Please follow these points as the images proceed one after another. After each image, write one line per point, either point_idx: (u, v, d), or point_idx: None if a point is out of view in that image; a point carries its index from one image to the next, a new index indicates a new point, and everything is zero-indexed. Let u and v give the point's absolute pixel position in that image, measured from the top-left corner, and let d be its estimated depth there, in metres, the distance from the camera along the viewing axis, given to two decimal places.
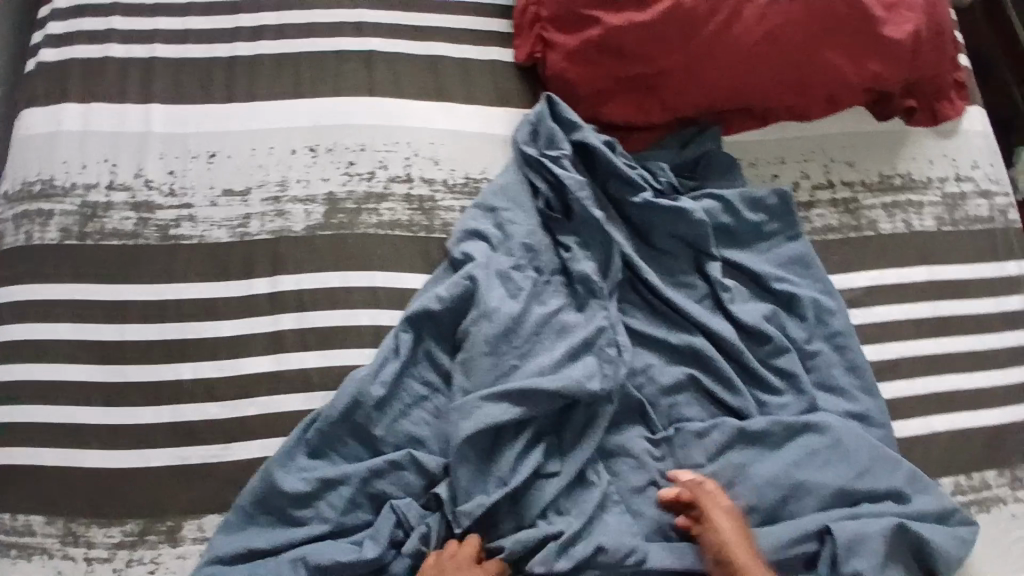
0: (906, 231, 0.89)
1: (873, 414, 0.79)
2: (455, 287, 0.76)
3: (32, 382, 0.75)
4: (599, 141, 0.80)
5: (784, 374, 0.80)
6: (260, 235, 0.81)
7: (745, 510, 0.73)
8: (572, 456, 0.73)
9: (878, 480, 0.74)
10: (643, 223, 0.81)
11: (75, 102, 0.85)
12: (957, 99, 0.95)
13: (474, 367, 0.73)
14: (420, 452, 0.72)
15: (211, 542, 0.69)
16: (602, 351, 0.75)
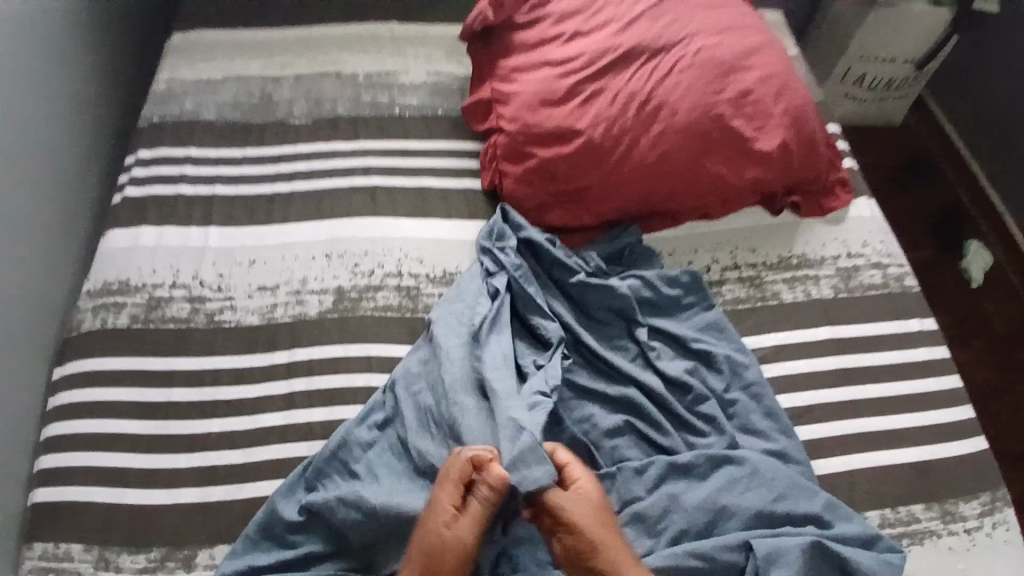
0: (807, 300, 1.07)
1: (796, 456, 0.91)
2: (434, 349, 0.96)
3: (94, 434, 0.96)
4: (540, 238, 1.05)
5: (708, 419, 0.93)
6: (284, 318, 1.04)
7: (677, 534, 0.83)
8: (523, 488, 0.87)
9: (795, 502, 0.84)
10: (580, 299, 1.03)
11: (150, 225, 1.15)
12: (841, 193, 1.19)
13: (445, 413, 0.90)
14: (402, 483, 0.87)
15: (220, 564, 0.84)
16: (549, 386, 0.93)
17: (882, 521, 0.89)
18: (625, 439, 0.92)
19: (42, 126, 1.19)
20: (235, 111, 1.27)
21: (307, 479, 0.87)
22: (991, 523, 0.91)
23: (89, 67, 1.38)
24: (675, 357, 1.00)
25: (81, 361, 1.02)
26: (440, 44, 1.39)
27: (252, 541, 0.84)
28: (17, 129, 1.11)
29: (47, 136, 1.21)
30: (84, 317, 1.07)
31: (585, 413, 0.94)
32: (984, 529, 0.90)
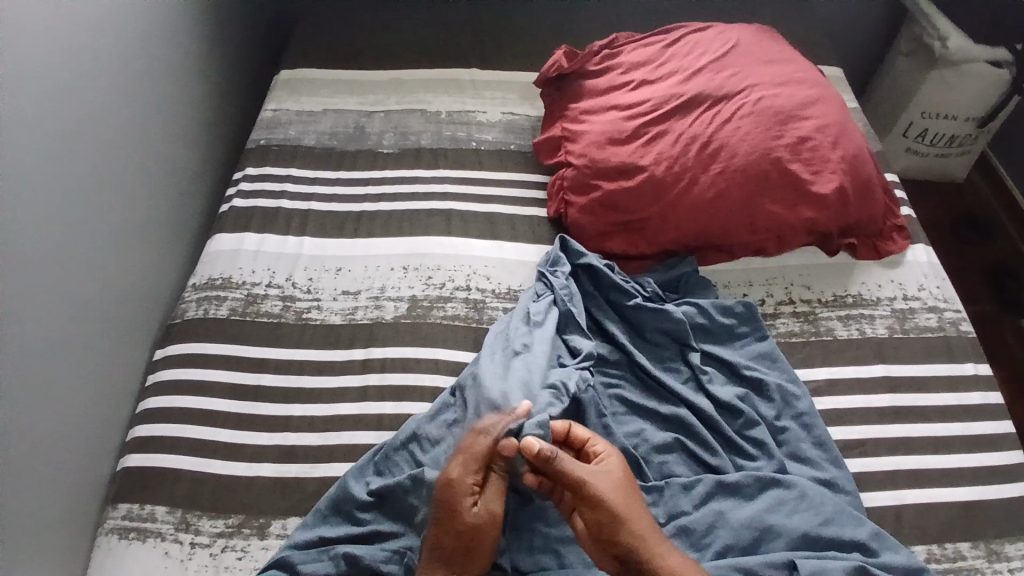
0: (861, 337, 1.09)
1: (850, 488, 0.91)
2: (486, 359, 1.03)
3: (189, 408, 1.08)
4: (600, 263, 1.12)
5: (757, 443, 0.96)
6: (363, 320, 1.15)
7: (723, 549, 0.85)
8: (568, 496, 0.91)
9: (843, 528, 0.85)
10: (636, 321, 1.09)
11: (252, 232, 1.30)
12: (898, 239, 1.22)
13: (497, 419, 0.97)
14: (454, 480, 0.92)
15: (292, 535, 0.92)
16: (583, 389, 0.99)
17: (929, 555, 0.88)
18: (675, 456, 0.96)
19: (160, 140, 1.39)
20: (332, 139, 1.44)
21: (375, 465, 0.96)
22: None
23: (207, 99, 1.60)
24: (723, 379, 1.04)
25: (184, 343, 1.16)
26: (517, 88, 1.53)
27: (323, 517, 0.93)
28: (140, 139, 1.31)
29: (165, 149, 1.41)
30: (188, 306, 1.21)
31: (634, 431, 0.98)
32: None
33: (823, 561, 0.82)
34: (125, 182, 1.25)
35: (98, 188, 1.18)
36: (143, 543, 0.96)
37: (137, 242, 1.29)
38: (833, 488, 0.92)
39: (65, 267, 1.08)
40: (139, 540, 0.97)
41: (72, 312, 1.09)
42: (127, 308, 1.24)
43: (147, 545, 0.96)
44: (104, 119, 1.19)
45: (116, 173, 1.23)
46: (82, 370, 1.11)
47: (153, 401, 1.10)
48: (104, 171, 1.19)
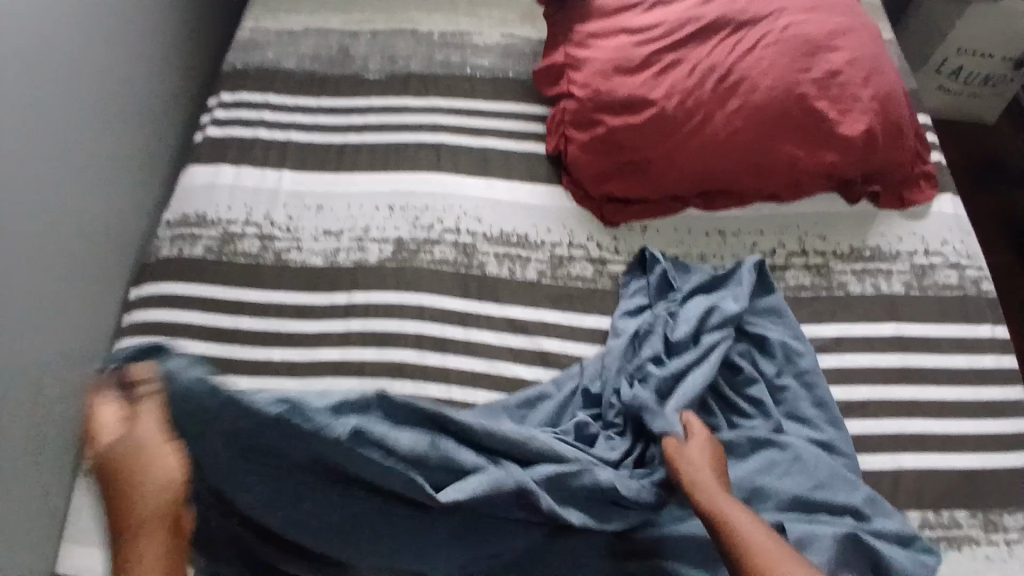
0: (875, 294, 1.03)
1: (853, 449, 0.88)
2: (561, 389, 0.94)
3: (165, 351, 1.04)
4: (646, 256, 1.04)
5: (755, 402, 0.91)
6: (345, 262, 1.08)
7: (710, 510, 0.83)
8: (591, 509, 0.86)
9: (837, 492, 0.82)
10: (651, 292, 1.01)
11: (229, 165, 1.21)
12: (924, 188, 1.12)
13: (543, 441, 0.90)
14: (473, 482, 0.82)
15: None
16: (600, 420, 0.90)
17: (922, 521, 0.86)
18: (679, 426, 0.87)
19: (132, 61, 1.27)
20: (315, 63, 1.32)
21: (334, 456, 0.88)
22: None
23: (180, 15, 1.46)
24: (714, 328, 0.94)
25: (160, 284, 1.10)
26: (518, 8, 1.38)
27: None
28: (112, 62, 1.20)
29: (138, 72, 1.29)
30: (161, 244, 1.14)
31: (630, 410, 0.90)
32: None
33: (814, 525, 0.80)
34: (92, 106, 1.14)
35: (65, 113, 1.07)
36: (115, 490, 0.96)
37: (111, 174, 1.21)
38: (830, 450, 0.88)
39: (33, 198, 1.00)
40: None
41: (44, 248, 1.03)
42: (102, 244, 1.17)
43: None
44: (68, 34, 1.07)
45: (84, 95, 1.12)
46: (57, 310, 1.06)
47: (130, 342, 1.06)
48: (73, 92, 1.09)
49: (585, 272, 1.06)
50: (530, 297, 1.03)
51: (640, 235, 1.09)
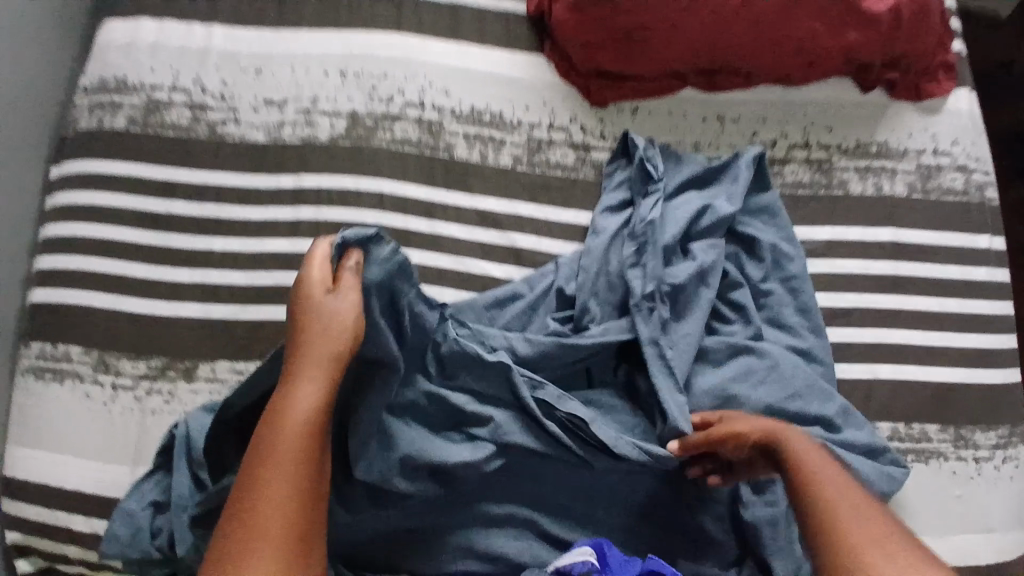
0: (875, 195, 0.95)
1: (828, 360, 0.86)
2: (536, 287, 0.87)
3: (94, 238, 0.92)
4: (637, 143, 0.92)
5: (736, 307, 0.86)
6: (291, 139, 0.94)
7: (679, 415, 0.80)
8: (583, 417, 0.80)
9: (811, 402, 0.81)
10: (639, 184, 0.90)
11: (149, 16, 1.00)
12: (944, 79, 1.01)
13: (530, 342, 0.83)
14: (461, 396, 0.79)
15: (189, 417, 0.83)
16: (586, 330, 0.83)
17: (892, 433, 0.87)
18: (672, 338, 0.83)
19: None
20: None
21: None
22: (1002, 457, 0.89)
23: None
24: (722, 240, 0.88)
25: (80, 162, 0.96)
26: None
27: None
28: None
29: None
30: (78, 114, 0.98)
31: (621, 323, 0.83)
32: (993, 461, 0.88)
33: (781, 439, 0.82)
34: None
35: None
36: (58, 389, 0.89)
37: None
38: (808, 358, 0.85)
39: None
40: (56, 381, 0.89)
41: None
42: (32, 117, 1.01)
43: (66, 387, 0.89)
44: None
45: None
46: None
47: (55, 230, 0.94)
48: None
49: (566, 159, 0.94)
50: (504, 187, 0.92)
51: (629, 118, 0.96)
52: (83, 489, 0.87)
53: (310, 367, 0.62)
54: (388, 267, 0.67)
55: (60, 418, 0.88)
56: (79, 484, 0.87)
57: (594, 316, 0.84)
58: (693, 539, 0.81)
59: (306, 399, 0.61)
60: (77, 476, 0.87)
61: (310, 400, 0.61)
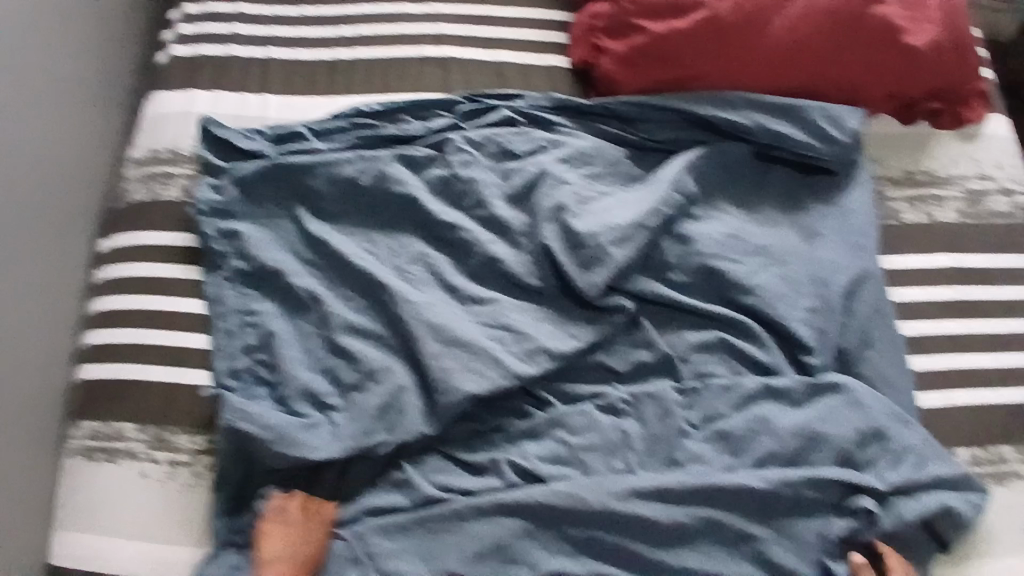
0: (928, 223, 0.95)
1: (839, 119, 0.91)
2: (622, 233, 0.86)
3: (149, 309, 0.88)
4: (788, 105, 0.91)
5: (769, 134, 0.92)
6: (328, 189, 0.92)
7: (596, 207, 0.89)
8: (540, 212, 0.89)
9: (775, 141, 0.92)
10: (731, 127, 0.92)
11: (201, 89, 1.04)
12: (979, 107, 1.01)
13: (513, 189, 0.92)
14: (428, 182, 0.93)
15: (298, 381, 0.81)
16: (567, 154, 0.93)
17: (974, 460, 0.86)
18: (643, 174, 0.94)
19: None
20: None
21: (245, 183, 0.92)
22: None
23: None
24: (738, 117, 0.92)
25: (133, 234, 0.93)
26: None
27: (328, 285, 0.88)
28: None
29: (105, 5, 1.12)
30: (131, 187, 0.97)
31: (659, 175, 0.90)
32: None
33: (878, 317, 0.86)
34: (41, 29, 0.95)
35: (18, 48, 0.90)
36: (107, 470, 0.81)
37: (67, 108, 1.02)
38: (905, 365, 0.86)
39: None
40: (110, 461, 0.81)
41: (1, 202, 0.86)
42: (68, 189, 1.01)
43: (121, 467, 0.81)
44: None
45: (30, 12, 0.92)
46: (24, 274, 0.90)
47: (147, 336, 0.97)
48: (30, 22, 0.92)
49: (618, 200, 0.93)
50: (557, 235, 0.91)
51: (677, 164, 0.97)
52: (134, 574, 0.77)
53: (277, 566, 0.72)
54: (286, 252, 0.90)
55: (115, 499, 0.80)
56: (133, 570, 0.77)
57: (566, 126, 0.97)
58: None
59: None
60: (125, 561, 0.78)
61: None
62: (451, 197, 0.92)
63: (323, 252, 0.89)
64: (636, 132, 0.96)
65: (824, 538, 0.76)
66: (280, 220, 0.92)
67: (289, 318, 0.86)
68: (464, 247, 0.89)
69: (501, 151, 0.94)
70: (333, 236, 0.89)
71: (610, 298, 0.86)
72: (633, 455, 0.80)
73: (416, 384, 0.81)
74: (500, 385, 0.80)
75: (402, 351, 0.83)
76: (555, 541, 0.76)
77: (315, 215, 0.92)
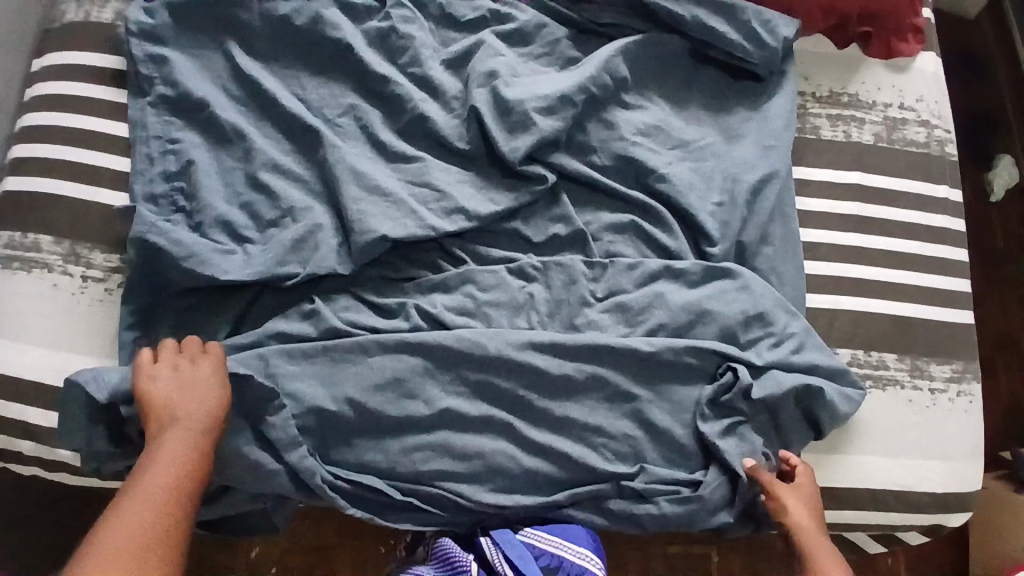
0: (844, 141, 1.00)
1: (775, 22, 0.94)
2: (548, 104, 0.88)
3: (68, 127, 0.86)
4: (728, 2, 0.93)
5: (706, 29, 0.93)
6: (270, 29, 0.90)
7: (529, 80, 0.90)
8: (473, 77, 0.90)
9: (712, 36, 0.94)
10: (670, 18, 0.94)
11: None
12: (913, 41, 1.04)
13: (451, 54, 0.92)
14: (369, 35, 0.92)
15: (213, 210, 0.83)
16: (508, 29, 0.94)
17: (852, 359, 0.92)
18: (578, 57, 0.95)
19: None
20: None
21: (177, 10, 0.89)
22: (956, 390, 0.94)
23: None
24: (679, 7, 0.93)
25: (61, 52, 0.90)
26: None
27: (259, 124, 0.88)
28: None
29: None
30: (65, 7, 0.93)
31: (593, 55, 0.92)
32: (947, 393, 0.94)
33: (778, 216, 0.92)
34: None
35: None
36: (17, 278, 0.81)
37: None
38: (800, 264, 0.92)
39: None
40: (20, 270, 0.81)
41: None
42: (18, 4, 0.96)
43: (32, 277, 0.81)
44: None
45: None
46: None
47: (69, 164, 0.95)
48: None
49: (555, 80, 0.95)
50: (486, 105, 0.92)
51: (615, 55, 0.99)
52: (39, 378, 0.79)
53: (176, 438, 0.69)
54: (217, 87, 0.88)
55: (21, 307, 0.80)
56: (37, 375, 0.79)
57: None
58: (670, 451, 0.83)
59: (156, 487, 0.66)
60: (28, 365, 0.79)
61: (165, 462, 0.67)
62: (391, 56, 0.92)
63: (252, 91, 0.88)
64: (579, 14, 0.97)
65: (698, 404, 0.84)
66: (216, 56, 0.90)
67: (212, 151, 0.86)
68: (399, 104, 0.89)
69: (446, 15, 0.94)
70: (264, 77, 0.89)
71: (532, 167, 0.88)
72: (535, 316, 0.85)
73: (333, 225, 0.83)
74: (414, 234, 0.82)
75: (324, 195, 0.85)
76: (451, 382, 0.80)
77: (248, 55, 0.90)
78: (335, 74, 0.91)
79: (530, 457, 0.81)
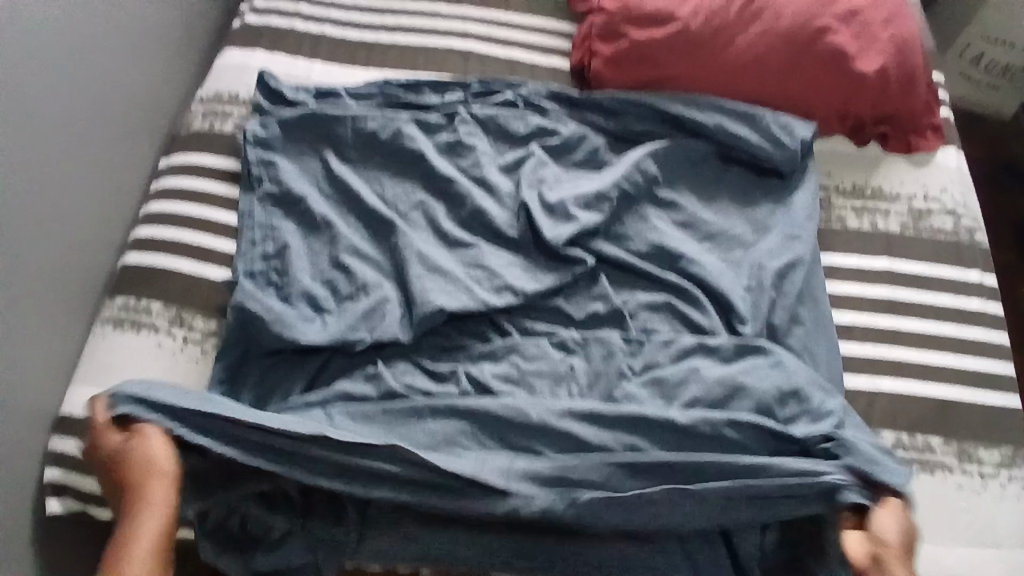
0: (871, 230, 1.06)
1: (792, 125, 1.05)
2: (587, 199, 1.00)
3: (186, 214, 1.04)
4: (747, 110, 1.06)
5: (729, 134, 1.06)
6: (357, 136, 1.08)
7: (570, 181, 1.04)
8: (522, 178, 1.04)
9: (735, 139, 1.06)
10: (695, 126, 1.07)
11: (261, 50, 1.21)
12: (932, 137, 1.12)
13: (506, 158, 1.07)
14: (435, 143, 1.08)
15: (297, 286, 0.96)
16: (554, 137, 1.09)
17: (896, 442, 0.92)
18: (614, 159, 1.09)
19: None
20: None
21: (284, 123, 1.09)
22: (1007, 476, 0.91)
23: None
24: (703, 117, 1.07)
25: (185, 155, 1.10)
26: None
27: (341, 214, 1.03)
28: None
29: None
30: (192, 119, 1.14)
31: (626, 157, 1.04)
32: (997, 479, 0.91)
33: (808, 298, 0.97)
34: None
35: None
36: (130, 337, 0.95)
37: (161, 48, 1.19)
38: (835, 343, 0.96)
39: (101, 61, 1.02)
40: (132, 330, 0.95)
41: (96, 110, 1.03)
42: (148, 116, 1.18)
43: (141, 336, 0.95)
44: None
45: None
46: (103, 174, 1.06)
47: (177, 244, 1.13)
48: None
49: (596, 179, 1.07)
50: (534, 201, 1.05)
51: None
52: None
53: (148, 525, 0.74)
54: (308, 184, 1.05)
55: (130, 362, 0.93)
56: None
57: (557, 112, 1.12)
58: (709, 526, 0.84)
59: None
60: None
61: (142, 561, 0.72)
62: (455, 158, 1.07)
63: (338, 188, 1.05)
64: (616, 123, 1.11)
65: None
66: (308, 159, 1.08)
67: (302, 236, 1.01)
68: (459, 197, 1.03)
69: (503, 124, 1.10)
70: (348, 176, 1.05)
71: (574, 251, 0.98)
72: (576, 386, 0.91)
73: (398, 299, 0.94)
74: (468, 308, 0.92)
75: (391, 273, 0.97)
76: (495, 446, 0.85)
77: (338, 158, 1.07)
78: (409, 174, 1.06)
79: (570, 526, 0.83)
